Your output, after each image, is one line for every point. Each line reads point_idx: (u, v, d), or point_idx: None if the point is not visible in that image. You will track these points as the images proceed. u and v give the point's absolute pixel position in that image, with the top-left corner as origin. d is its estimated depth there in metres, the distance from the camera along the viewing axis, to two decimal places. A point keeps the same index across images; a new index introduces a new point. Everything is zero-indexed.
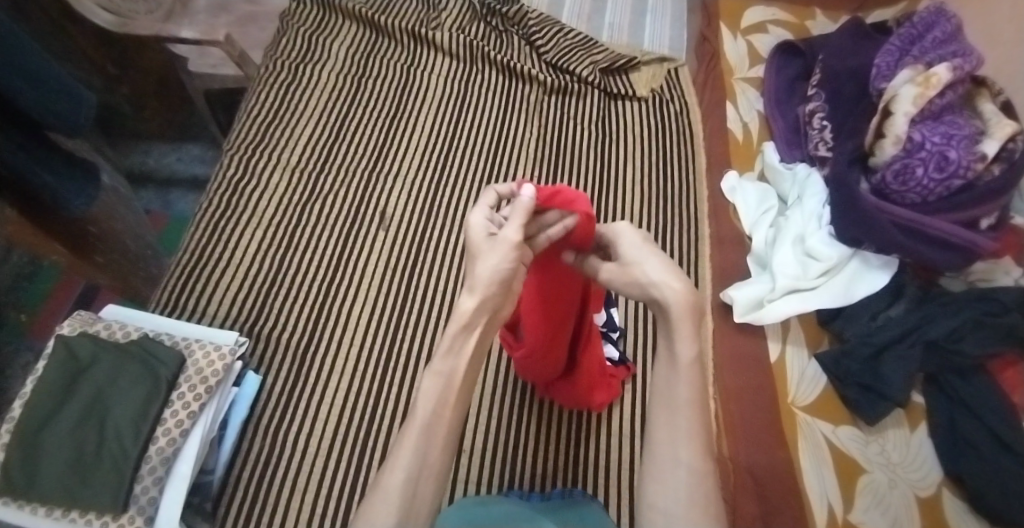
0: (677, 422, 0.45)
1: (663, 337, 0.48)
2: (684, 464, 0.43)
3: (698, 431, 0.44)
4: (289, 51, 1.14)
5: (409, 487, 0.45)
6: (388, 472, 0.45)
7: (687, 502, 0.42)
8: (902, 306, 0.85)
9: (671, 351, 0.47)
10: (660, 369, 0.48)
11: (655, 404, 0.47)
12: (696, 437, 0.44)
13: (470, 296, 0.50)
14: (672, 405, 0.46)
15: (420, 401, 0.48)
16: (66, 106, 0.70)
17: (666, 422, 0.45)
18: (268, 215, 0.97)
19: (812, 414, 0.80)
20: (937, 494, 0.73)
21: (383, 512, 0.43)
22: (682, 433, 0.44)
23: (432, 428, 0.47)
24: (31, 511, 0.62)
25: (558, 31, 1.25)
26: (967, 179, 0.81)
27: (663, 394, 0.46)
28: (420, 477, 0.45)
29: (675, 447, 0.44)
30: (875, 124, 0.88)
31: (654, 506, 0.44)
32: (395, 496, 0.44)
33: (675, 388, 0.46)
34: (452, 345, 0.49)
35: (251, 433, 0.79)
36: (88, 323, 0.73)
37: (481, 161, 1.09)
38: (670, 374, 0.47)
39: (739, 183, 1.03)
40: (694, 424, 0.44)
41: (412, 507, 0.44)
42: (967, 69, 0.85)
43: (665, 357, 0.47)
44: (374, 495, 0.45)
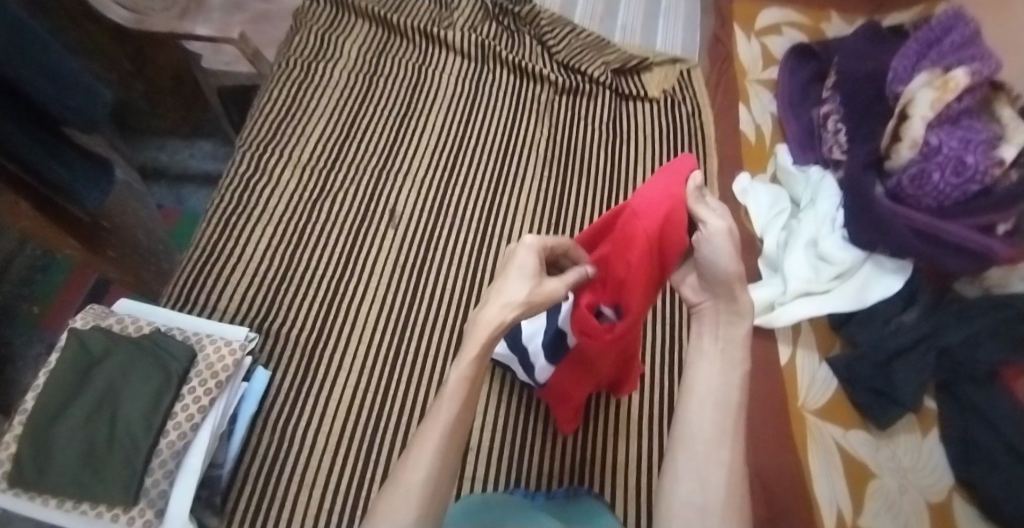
0: (722, 425, 0.42)
1: (717, 333, 0.45)
2: (726, 467, 0.41)
3: (741, 433, 0.42)
4: (302, 48, 1.14)
5: (430, 489, 0.41)
6: (408, 466, 0.42)
7: (724, 504, 0.40)
8: (915, 312, 0.84)
9: (726, 350, 0.44)
10: (708, 365, 0.44)
11: (692, 398, 0.44)
12: (738, 443, 0.42)
13: (507, 312, 0.46)
14: (721, 406, 0.43)
15: (447, 392, 0.45)
16: (82, 101, 0.70)
17: (711, 421, 0.42)
18: (279, 212, 0.97)
19: (822, 418, 0.79)
20: (948, 499, 0.72)
21: (401, 512, 0.40)
22: (726, 435, 0.42)
23: (458, 424, 0.44)
24: (41, 502, 0.62)
25: (571, 32, 1.25)
26: (984, 185, 0.80)
27: (708, 390, 0.43)
28: (441, 474, 0.42)
29: (717, 449, 0.42)
30: (892, 127, 0.87)
31: (687, 503, 0.41)
32: (416, 494, 0.40)
33: (723, 388, 0.43)
34: (484, 351, 0.46)
35: (260, 428, 0.79)
36: (100, 317, 0.73)
37: (492, 161, 1.09)
38: (721, 372, 0.43)
39: (751, 185, 1.02)
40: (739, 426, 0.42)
41: (432, 507, 0.41)
42: (985, 74, 0.83)
43: (717, 353, 0.44)
44: (390, 492, 0.41)
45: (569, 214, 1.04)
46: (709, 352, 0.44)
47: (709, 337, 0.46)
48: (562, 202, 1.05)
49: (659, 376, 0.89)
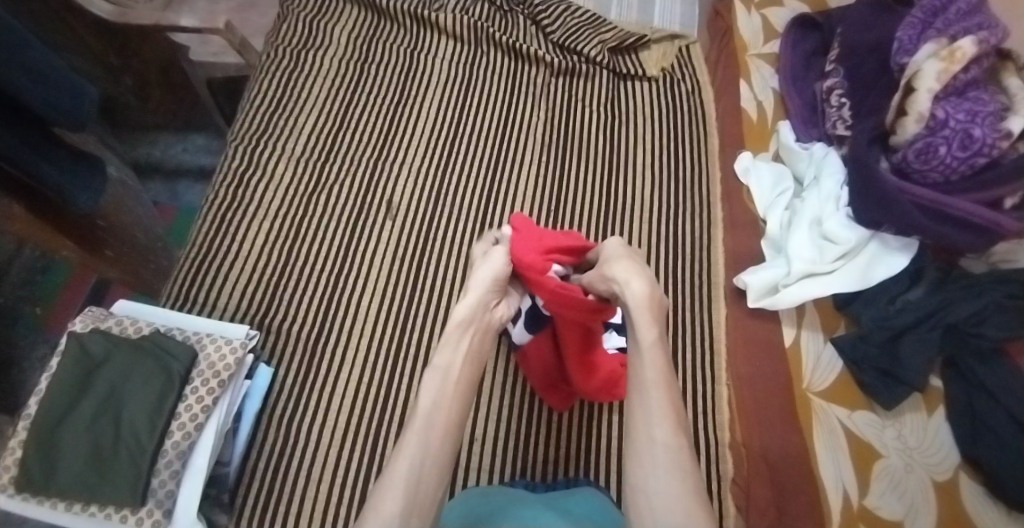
0: (650, 407, 0.55)
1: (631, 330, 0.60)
2: (661, 443, 0.53)
3: (667, 412, 0.54)
4: (290, 37, 1.11)
5: (415, 477, 0.50)
6: (395, 460, 0.51)
7: (671, 481, 0.50)
8: (921, 289, 0.83)
9: (641, 343, 0.59)
10: (635, 359, 0.59)
11: (630, 389, 0.59)
12: (666, 414, 0.54)
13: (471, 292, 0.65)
14: (645, 389, 0.56)
15: (423, 395, 0.57)
16: (69, 101, 0.69)
17: (639, 407, 0.56)
18: (275, 206, 0.96)
19: (828, 399, 0.79)
20: (954, 478, 0.71)
21: (390, 501, 0.48)
22: (655, 413, 0.55)
23: (434, 420, 0.55)
24: (51, 506, 0.63)
25: (566, 9, 1.20)
26: (992, 157, 0.78)
27: (634, 379, 0.58)
28: (423, 465, 0.51)
29: (649, 427, 0.54)
30: (898, 101, 0.84)
31: (640, 491, 0.51)
32: (401, 482, 0.49)
33: (643, 373, 0.57)
34: (456, 335, 0.62)
35: (266, 424, 0.79)
36: (99, 320, 0.73)
37: (488, 147, 1.07)
38: (643, 362, 0.58)
39: (754, 164, 1.01)
40: (665, 405, 0.55)
41: (417, 493, 0.49)
42: (992, 43, 0.80)
43: (637, 347, 0.59)
44: (381, 487, 0.49)
45: (568, 199, 1.03)
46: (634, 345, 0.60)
47: (639, 339, 0.59)
48: (561, 187, 1.04)
49: None
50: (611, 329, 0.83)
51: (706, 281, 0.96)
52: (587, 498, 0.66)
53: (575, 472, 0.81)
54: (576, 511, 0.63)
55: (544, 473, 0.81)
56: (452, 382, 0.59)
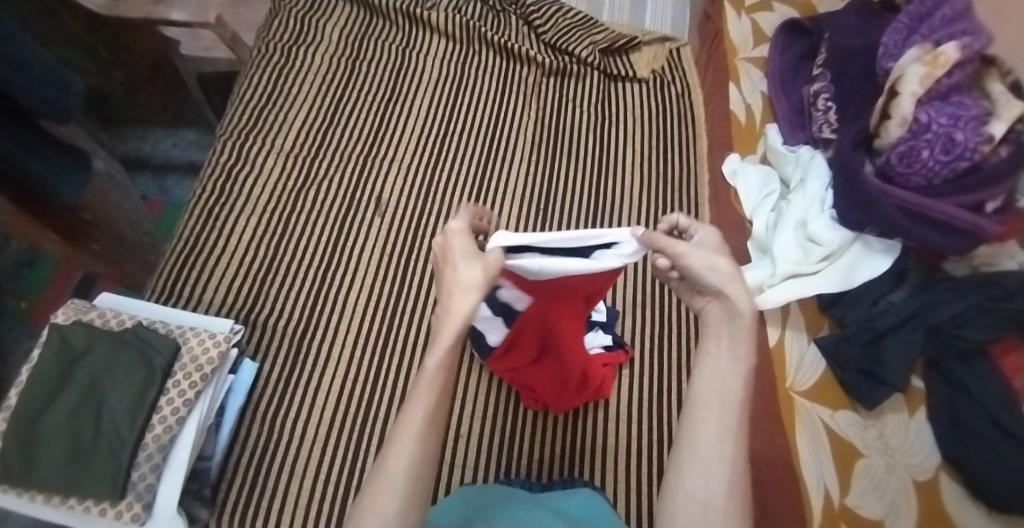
0: (727, 423, 0.49)
1: (722, 337, 0.52)
2: (729, 463, 0.48)
3: (742, 431, 0.49)
4: (282, 33, 1.11)
5: (412, 473, 0.47)
6: (392, 458, 0.47)
7: (726, 496, 0.47)
8: (904, 291, 0.83)
9: (732, 352, 0.51)
10: (715, 366, 0.51)
11: (702, 398, 0.51)
12: (740, 438, 0.49)
13: (470, 297, 0.48)
14: (724, 404, 0.50)
15: (419, 391, 0.49)
16: (53, 91, 0.68)
17: (714, 418, 0.50)
18: (263, 202, 0.96)
19: (810, 399, 0.80)
20: (935, 478, 0.71)
21: (388, 497, 0.46)
22: (728, 432, 0.49)
23: (432, 419, 0.49)
24: (30, 498, 0.62)
25: (557, 11, 1.21)
26: (974, 161, 0.77)
27: (715, 392, 0.50)
28: (421, 463, 0.48)
29: (720, 443, 0.49)
30: (882, 104, 0.86)
31: (691, 496, 0.49)
32: (398, 483, 0.46)
33: (728, 386, 0.50)
34: (456, 341, 0.49)
35: (249, 419, 0.79)
36: (82, 312, 0.72)
37: (478, 145, 1.07)
38: (727, 373, 0.51)
39: (741, 165, 1.02)
40: (741, 424, 0.49)
41: (414, 495, 0.47)
42: (975, 48, 0.80)
43: (724, 353, 0.52)
44: (376, 479, 0.47)
45: (557, 198, 1.03)
46: (717, 355, 0.52)
47: (716, 340, 0.53)
48: (551, 187, 1.04)
49: (649, 359, 0.90)
50: (596, 327, 0.85)
51: None
52: (587, 500, 0.66)
53: (559, 471, 0.81)
54: (575, 512, 0.63)
55: (529, 470, 0.81)
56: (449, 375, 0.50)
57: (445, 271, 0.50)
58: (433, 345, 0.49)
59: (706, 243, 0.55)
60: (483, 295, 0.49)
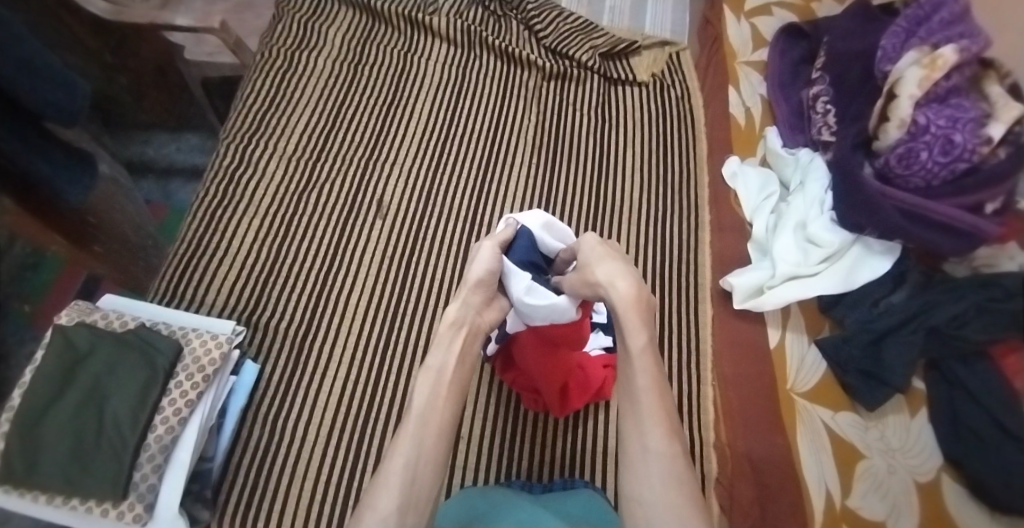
0: (643, 416, 0.59)
1: (620, 340, 0.63)
2: (653, 448, 0.57)
3: (658, 416, 0.59)
4: (285, 37, 1.13)
5: (409, 473, 0.54)
6: (389, 461, 0.55)
7: (661, 482, 0.55)
8: (904, 292, 0.80)
9: (627, 348, 0.62)
10: (624, 370, 0.62)
11: (624, 405, 0.62)
12: (657, 423, 0.58)
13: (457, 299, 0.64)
14: (635, 400, 0.60)
15: (416, 398, 0.60)
16: (58, 94, 0.69)
17: (633, 421, 0.60)
18: (265, 204, 0.96)
19: (811, 400, 0.81)
20: (938, 480, 0.67)
21: (388, 495, 0.53)
22: (647, 421, 0.59)
23: (424, 422, 0.57)
24: (32, 498, 0.62)
25: (558, 15, 1.21)
26: (973, 163, 0.76)
27: (630, 393, 0.61)
28: (417, 465, 0.55)
29: (644, 435, 0.58)
30: (881, 107, 0.87)
31: (633, 496, 0.56)
32: (396, 479, 0.53)
33: (635, 381, 0.61)
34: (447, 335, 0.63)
35: (251, 421, 0.79)
36: (85, 313, 0.73)
37: (479, 148, 1.08)
38: (630, 371, 0.61)
39: (741, 168, 1.03)
40: (656, 410, 0.59)
41: (412, 492, 0.53)
42: (974, 51, 0.78)
43: (624, 354, 0.63)
44: (376, 483, 0.54)
45: (558, 200, 1.04)
46: (623, 356, 0.62)
47: (623, 341, 0.63)
48: (552, 189, 1.05)
49: None
50: (596, 329, 0.85)
51: (693, 280, 0.99)
52: (586, 501, 0.67)
53: (560, 472, 0.81)
54: (576, 514, 0.64)
55: (530, 472, 0.81)
56: (444, 384, 0.60)
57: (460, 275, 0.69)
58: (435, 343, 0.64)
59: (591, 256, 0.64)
60: (466, 295, 0.64)
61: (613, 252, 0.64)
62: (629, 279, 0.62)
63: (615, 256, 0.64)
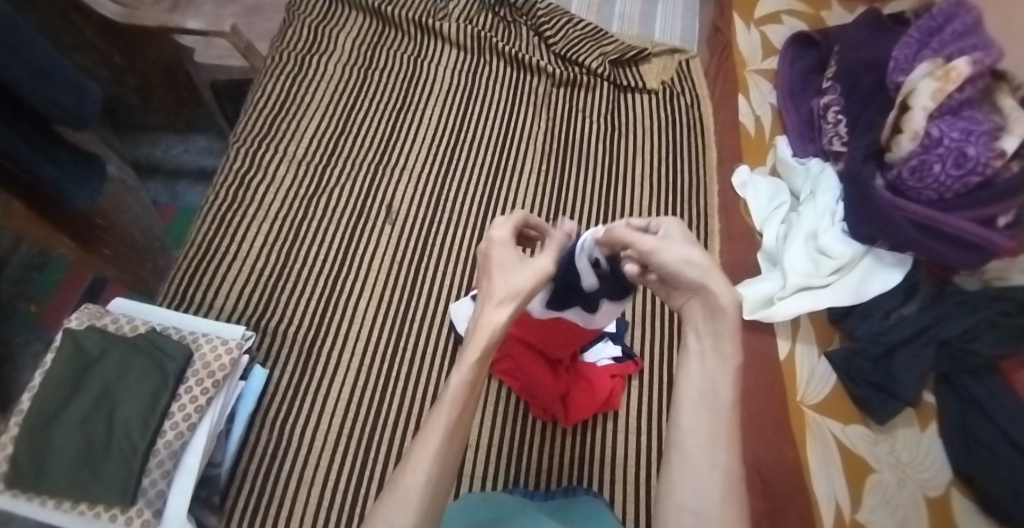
0: (716, 426, 0.48)
1: (705, 334, 0.51)
2: (722, 467, 0.47)
3: (733, 436, 0.48)
4: (295, 41, 1.13)
5: (428, 490, 0.46)
6: (408, 473, 0.47)
7: (721, 504, 0.45)
8: (916, 305, 0.82)
9: (717, 348, 0.50)
10: (702, 365, 0.50)
11: (691, 406, 0.49)
12: (733, 443, 0.48)
13: (502, 309, 0.50)
14: (712, 407, 0.49)
15: (445, 402, 0.49)
16: (71, 98, 0.69)
17: (703, 425, 0.48)
18: (275, 208, 0.96)
19: (821, 412, 0.80)
20: (946, 494, 0.71)
21: (402, 513, 0.44)
22: (720, 436, 0.48)
23: (454, 433, 0.48)
24: (40, 503, 0.62)
25: (568, 22, 1.22)
26: (986, 176, 0.78)
27: (702, 396, 0.49)
28: (437, 483, 0.46)
29: (713, 449, 0.47)
30: (893, 119, 0.85)
31: (684, 505, 0.47)
32: (415, 496, 0.45)
33: (718, 389, 0.49)
34: (482, 357, 0.50)
35: (259, 426, 0.79)
36: (96, 316, 0.73)
37: (490, 155, 1.08)
38: (712, 371, 0.49)
39: (750, 178, 1.03)
40: (733, 428, 0.48)
41: (429, 513, 0.45)
42: (986, 63, 0.80)
43: (711, 351, 0.50)
44: (390, 494, 0.46)
45: (566, 207, 1.03)
46: (703, 355, 0.51)
47: (696, 336, 0.52)
48: (560, 196, 1.04)
49: (659, 369, 0.90)
50: (605, 338, 0.85)
51: None
52: (590, 508, 0.67)
53: (567, 481, 0.81)
54: (575, 518, 0.64)
55: (537, 481, 0.81)
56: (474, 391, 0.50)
57: (483, 273, 0.53)
58: (463, 358, 0.50)
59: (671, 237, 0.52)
60: (515, 310, 0.51)
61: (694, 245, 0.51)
62: (729, 284, 0.49)
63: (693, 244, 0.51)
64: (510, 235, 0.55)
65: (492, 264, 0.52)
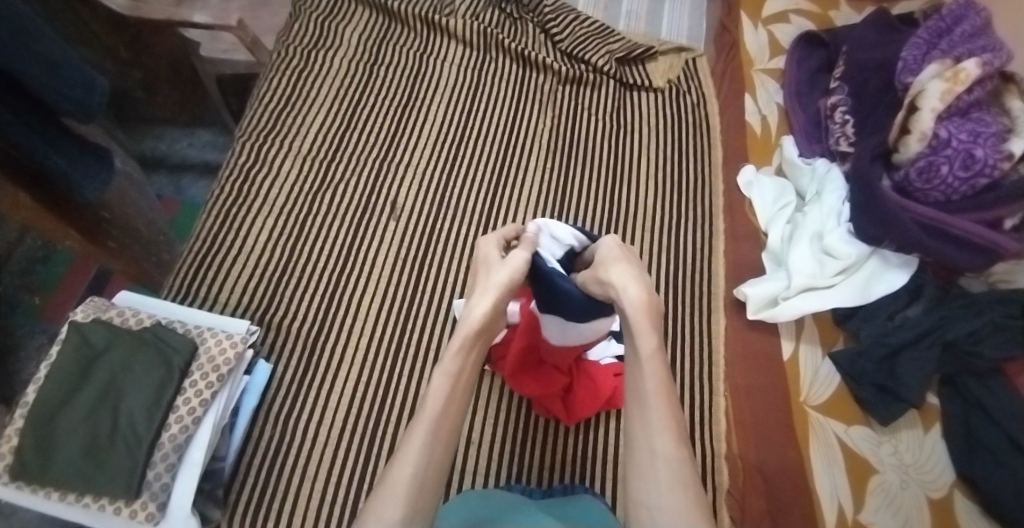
0: (649, 419, 0.51)
1: (626, 340, 0.56)
2: (661, 454, 0.49)
3: (669, 424, 0.51)
4: (301, 36, 1.13)
5: (415, 481, 0.48)
6: (397, 466, 0.49)
7: (669, 492, 0.48)
8: (921, 307, 0.82)
9: (633, 350, 0.55)
10: (628, 369, 0.56)
11: (629, 403, 0.54)
12: (668, 430, 0.50)
13: (485, 300, 0.58)
14: (641, 402, 0.53)
15: (432, 397, 0.53)
16: (79, 90, 0.68)
17: (637, 420, 0.52)
18: (280, 203, 0.96)
19: (824, 413, 0.79)
20: (950, 495, 0.71)
21: (389, 505, 0.46)
22: (656, 424, 0.51)
23: (441, 424, 0.51)
24: (45, 494, 0.62)
25: (575, 19, 1.21)
26: (993, 178, 0.78)
27: (634, 395, 0.54)
28: (424, 474, 0.49)
29: (650, 438, 0.51)
30: (901, 120, 0.84)
31: (640, 502, 0.49)
32: (402, 489, 0.47)
33: (641, 386, 0.53)
34: (467, 342, 0.56)
35: (262, 420, 0.79)
36: (101, 309, 0.73)
37: (495, 152, 1.07)
38: (634, 371, 0.54)
39: (756, 177, 1.02)
40: (664, 418, 0.51)
41: (417, 502, 0.47)
42: (995, 65, 0.81)
43: (630, 354, 0.56)
44: (381, 488, 0.48)
45: (571, 204, 1.03)
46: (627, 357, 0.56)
47: (626, 343, 0.56)
48: (565, 195, 1.04)
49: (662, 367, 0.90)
50: (609, 337, 0.84)
51: (705, 291, 0.96)
52: (587, 506, 0.67)
53: (569, 478, 0.81)
54: (574, 517, 0.64)
55: (540, 478, 0.81)
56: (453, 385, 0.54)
57: (477, 274, 0.63)
58: (449, 347, 0.56)
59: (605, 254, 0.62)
60: (499, 298, 0.58)
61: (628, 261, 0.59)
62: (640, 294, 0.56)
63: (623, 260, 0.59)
64: (498, 239, 0.66)
65: (482, 265, 0.63)
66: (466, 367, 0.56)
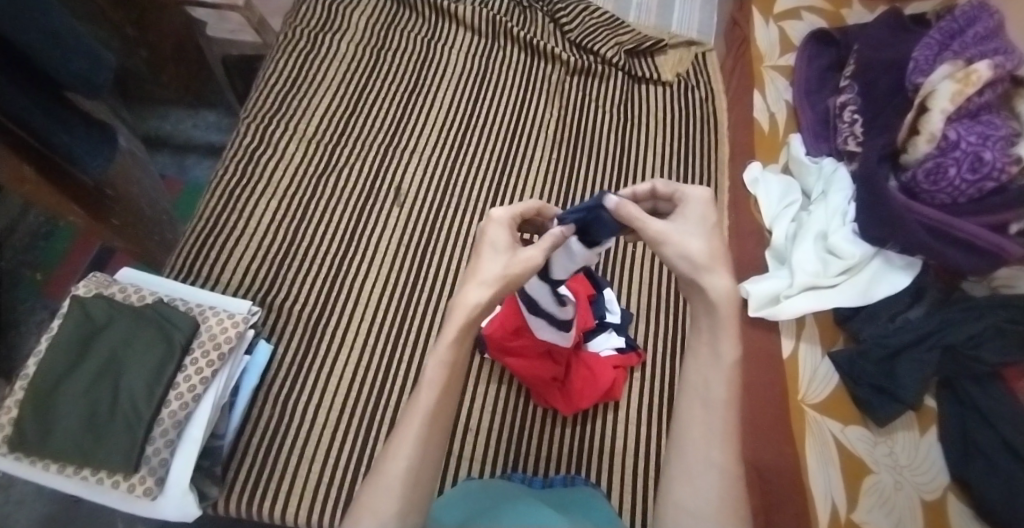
0: (710, 427, 0.48)
1: (705, 338, 0.51)
2: (716, 466, 0.47)
3: (729, 433, 0.48)
4: (308, 19, 1.12)
5: (409, 477, 0.46)
6: (389, 460, 0.47)
7: (717, 503, 0.47)
8: (921, 309, 0.82)
9: (715, 350, 0.50)
10: (700, 365, 0.51)
11: (689, 404, 0.50)
12: (728, 444, 0.48)
13: (481, 291, 0.50)
14: (708, 405, 0.49)
15: (422, 389, 0.49)
16: (85, 66, 0.68)
17: (699, 421, 0.49)
18: (284, 186, 0.96)
19: (822, 412, 0.79)
20: (943, 498, 0.71)
21: (384, 501, 0.45)
22: (716, 436, 0.48)
23: (435, 417, 0.48)
24: (43, 467, 0.63)
25: (585, 9, 1.21)
26: (1000, 182, 0.78)
27: (697, 395, 0.50)
28: (420, 466, 0.47)
29: (707, 449, 0.48)
30: (910, 120, 0.83)
31: (681, 502, 0.48)
32: (396, 485, 0.46)
33: (712, 391, 0.49)
34: (460, 336, 0.50)
35: (261, 400, 0.79)
36: (103, 285, 0.73)
37: (500, 141, 1.07)
38: (709, 371, 0.50)
39: (762, 174, 1.01)
40: (728, 426, 0.48)
41: (413, 496, 0.46)
42: (1008, 68, 0.80)
43: (708, 353, 0.50)
44: (374, 481, 0.47)
45: (575, 195, 1.03)
46: (700, 353, 0.51)
47: (703, 337, 0.51)
48: (570, 185, 1.04)
49: (661, 362, 0.90)
50: (609, 329, 0.84)
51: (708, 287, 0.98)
52: (588, 500, 0.67)
53: (565, 468, 0.82)
54: (574, 509, 0.64)
55: (536, 467, 0.82)
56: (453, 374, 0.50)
57: (474, 255, 0.53)
58: (440, 339, 0.50)
59: (691, 217, 0.52)
60: (495, 294, 0.50)
61: (712, 228, 0.51)
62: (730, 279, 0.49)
63: (708, 235, 0.51)
64: (510, 220, 0.54)
65: (483, 247, 0.52)
66: (459, 358, 0.50)
